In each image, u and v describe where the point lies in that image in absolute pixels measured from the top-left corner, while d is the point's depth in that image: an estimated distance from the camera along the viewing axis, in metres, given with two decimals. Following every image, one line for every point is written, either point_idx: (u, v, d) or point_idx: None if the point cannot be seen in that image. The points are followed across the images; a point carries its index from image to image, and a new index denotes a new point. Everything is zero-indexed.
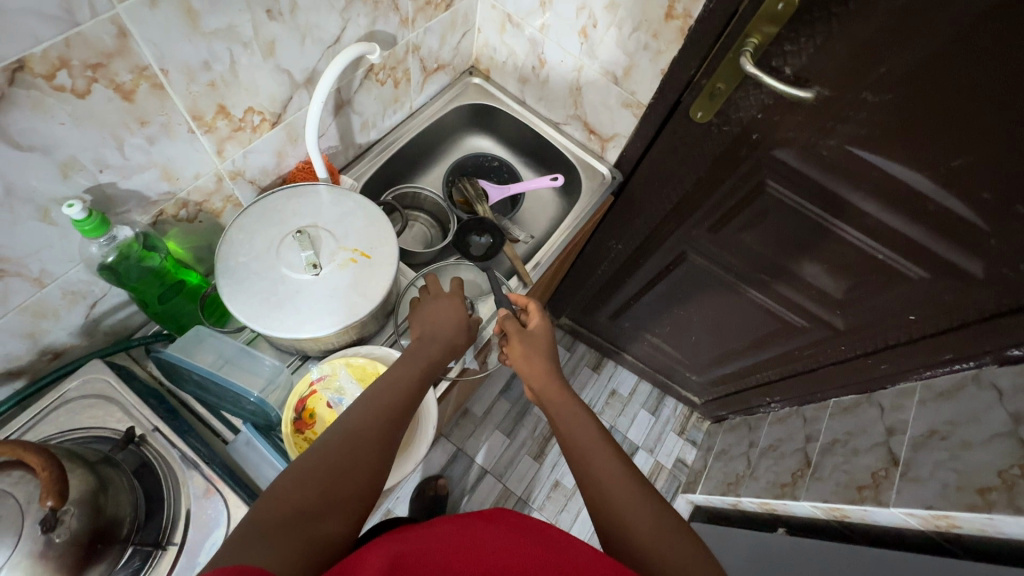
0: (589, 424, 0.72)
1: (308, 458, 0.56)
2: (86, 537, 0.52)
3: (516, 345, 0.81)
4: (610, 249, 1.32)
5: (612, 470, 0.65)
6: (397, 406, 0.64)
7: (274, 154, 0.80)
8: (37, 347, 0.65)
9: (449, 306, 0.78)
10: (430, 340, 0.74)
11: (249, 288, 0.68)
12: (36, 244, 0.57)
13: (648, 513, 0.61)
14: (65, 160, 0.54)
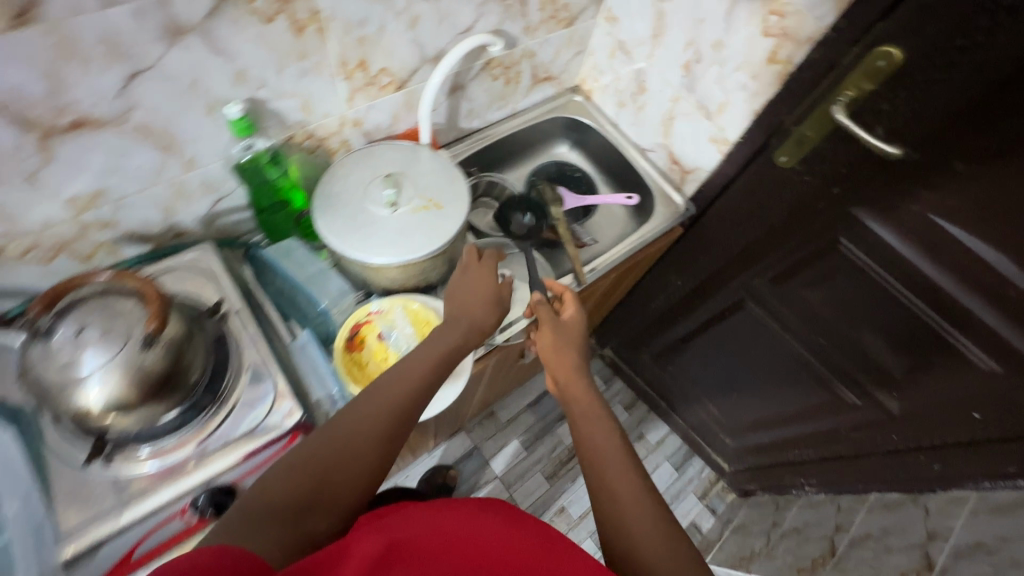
0: (613, 435, 0.70)
1: (305, 444, 0.58)
2: (169, 368, 0.62)
3: (548, 341, 0.78)
4: (671, 284, 1.33)
5: (632, 494, 0.63)
6: (404, 399, 0.63)
7: (390, 115, 0.91)
8: (168, 223, 0.78)
9: (482, 287, 0.74)
10: (450, 330, 0.71)
11: (337, 213, 0.79)
12: (196, 134, 0.70)
13: (662, 541, 0.60)
14: (239, 70, 0.67)
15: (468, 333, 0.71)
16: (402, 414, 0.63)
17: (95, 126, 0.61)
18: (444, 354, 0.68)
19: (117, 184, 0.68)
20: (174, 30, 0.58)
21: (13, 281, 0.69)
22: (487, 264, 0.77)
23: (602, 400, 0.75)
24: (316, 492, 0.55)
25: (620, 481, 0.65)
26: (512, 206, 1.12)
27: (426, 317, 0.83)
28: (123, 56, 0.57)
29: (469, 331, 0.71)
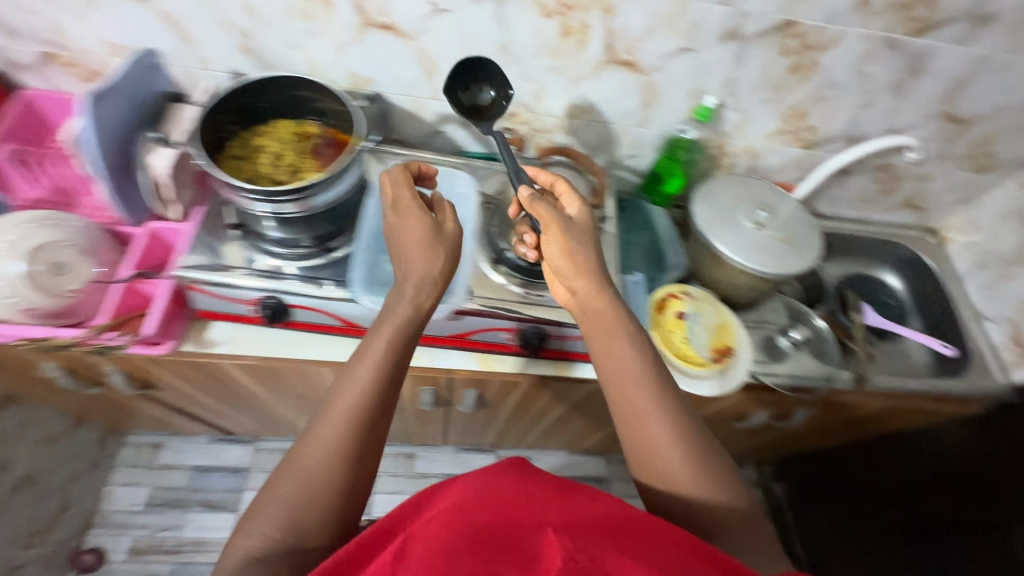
0: (674, 400, 0.59)
1: (271, 492, 0.54)
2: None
3: (572, 244, 0.66)
4: (926, 465, 1.10)
5: (690, 461, 0.56)
6: (368, 387, 0.59)
7: (779, 163, 1.04)
8: (591, 152, 1.02)
9: (420, 244, 0.68)
10: (392, 313, 0.64)
11: (713, 208, 0.97)
12: (666, 104, 0.92)
13: (727, 498, 0.55)
14: (732, 79, 0.86)
15: (412, 313, 0.65)
16: (376, 385, 0.60)
17: (631, 68, 0.85)
18: (395, 344, 0.62)
19: (600, 110, 0.93)
20: (728, 35, 0.79)
21: (497, 135, 0.99)
22: (414, 206, 0.69)
23: (643, 344, 0.63)
24: (303, 514, 0.53)
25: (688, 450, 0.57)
26: (462, 77, 0.80)
27: (726, 338, 0.93)
28: (689, 34, 0.79)
29: (418, 306, 0.65)
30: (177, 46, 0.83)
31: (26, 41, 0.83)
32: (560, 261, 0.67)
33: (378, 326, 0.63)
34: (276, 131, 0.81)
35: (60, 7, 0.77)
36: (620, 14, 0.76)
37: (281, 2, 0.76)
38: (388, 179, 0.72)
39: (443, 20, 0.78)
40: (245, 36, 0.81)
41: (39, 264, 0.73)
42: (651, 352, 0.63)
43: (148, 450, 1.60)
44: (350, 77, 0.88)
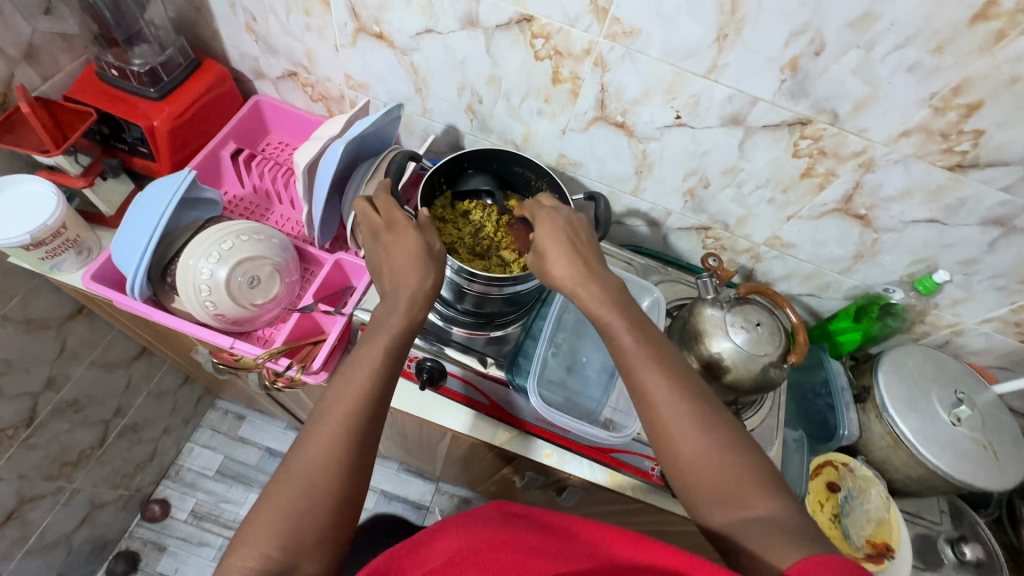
0: (681, 382, 0.53)
1: (266, 503, 0.51)
2: (752, 383, 0.74)
3: (548, 238, 0.60)
4: None
5: (701, 434, 0.51)
6: (375, 374, 0.58)
7: (982, 347, 0.93)
8: (770, 280, 0.95)
9: (410, 256, 0.64)
10: (386, 323, 0.61)
11: (904, 383, 0.86)
12: (880, 262, 0.83)
13: (737, 466, 0.49)
14: (972, 259, 0.77)
15: (411, 311, 0.62)
16: (379, 370, 0.58)
17: (860, 221, 0.78)
18: (396, 342, 0.60)
19: (804, 247, 0.86)
20: (993, 221, 0.70)
21: (680, 240, 0.94)
22: (399, 219, 0.66)
23: (628, 315, 0.57)
24: (311, 516, 0.51)
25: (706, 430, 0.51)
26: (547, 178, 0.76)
27: (883, 533, 0.82)
28: (947, 209, 0.71)
29: (411, 314, 0.62)
30: (409, 92, 0.85)
31: (279, 58, 0.88)
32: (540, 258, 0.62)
33: (374, 332, 0.61)
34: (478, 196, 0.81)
35: (320, 39, 0.81)
36: (878, 173, 0.70)
37: (526, 81, 0.76)
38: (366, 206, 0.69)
39: (679, 132, 0.74)
40: (476, 100, 0.82)
41: (238, 274, 0.75)
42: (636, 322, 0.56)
43: (231, 418, 1.64)
44: (557, 156, 0.87)
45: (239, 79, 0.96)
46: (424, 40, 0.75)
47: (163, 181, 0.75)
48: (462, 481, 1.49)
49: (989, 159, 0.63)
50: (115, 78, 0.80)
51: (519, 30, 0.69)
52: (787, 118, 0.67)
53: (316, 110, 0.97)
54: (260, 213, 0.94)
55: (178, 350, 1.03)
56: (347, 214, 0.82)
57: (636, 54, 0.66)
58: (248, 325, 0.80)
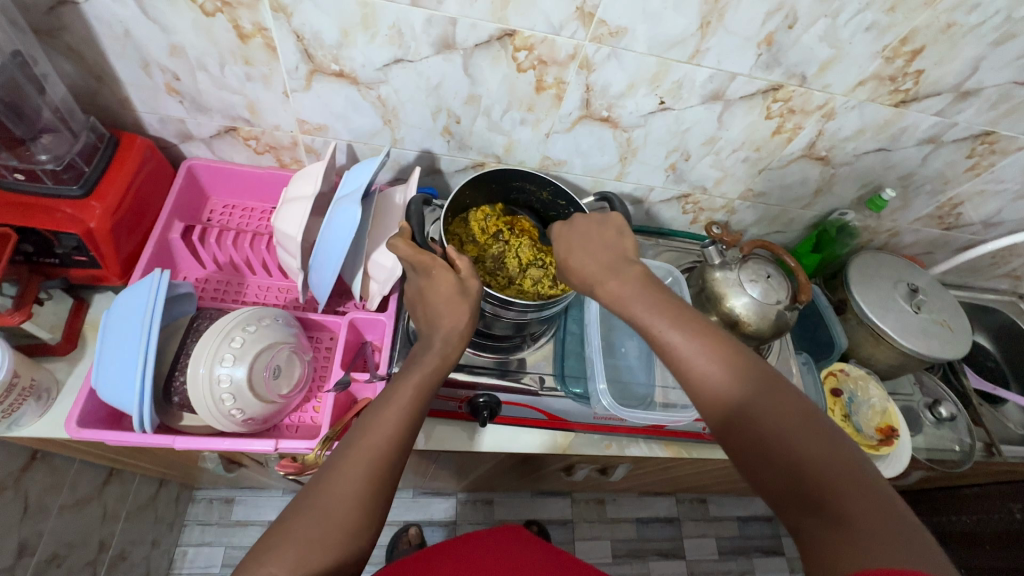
0: (728, 368, 0.51)
1: (288, 527, 0.48)
2: (772, 331, 0.82)
3: (585, 254, 0.64)
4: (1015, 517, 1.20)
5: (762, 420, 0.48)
6: (408, 406, 0.56)
7: (914, 240, 1.09)
8: (743, 227, 1.04)
9: (440, 296, 0.63)
10: (422, 359, 0.61)
11: (871, 289, 0.99)
12: (836, 191, 0.94)
13: (815, 460, 0.45)
14: (910, 174, 0.89)
15: (445, 351, 0.62)
16: (417, 403, 0.57)
17: (821, 162, 0.87)
18: (426, 382, 0.59)
19: (772, 194, 0.95)
20: (927, 140, 0.82)
21: (662, 210, 0.99)
22: (435, 262, 0.62)
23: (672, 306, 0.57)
24: (321, 547, 0.47)
25: (748, 398, 0.49)
26: (555, 194, 0.78)
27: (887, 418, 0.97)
28: (892, 138, 0.82)
29: (445, 356, 0.61)
30: (378, 126, 0.79)
31: (212, 115, 0.77)
32: (580, 266, 0.63)
33: (408, 369, 0.60)
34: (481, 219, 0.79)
35: (266, 87, 0.72)
36: (838, 119, 0.78)
37: (508, 95, 0.74)
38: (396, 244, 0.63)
39: (662, 116, 0.77)
40: (453, 121, 0.78)
41: (261, 368, 0.67)
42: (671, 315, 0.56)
43: (219, 504, 1.48)
44: (541, 159, 0.86)
45: (161, 145, 0.83)
46: (393, 71, 0.70)
47: (134, 290, 0.64)
48: (487, 486, 1.49)
49: (926, 92, 0.73)
50: (21, 183, 0.65)
51: (501, 46, 0.66)
52: (761, 87, 0.72)
53: (263, 162, 0.87)
54: (234, 290, 0.84)
55: (171, 459, 0.91)
56: (352, 277, 0.76)
57: (620, 52, 0.67)
58: (276, 419, 0.72)
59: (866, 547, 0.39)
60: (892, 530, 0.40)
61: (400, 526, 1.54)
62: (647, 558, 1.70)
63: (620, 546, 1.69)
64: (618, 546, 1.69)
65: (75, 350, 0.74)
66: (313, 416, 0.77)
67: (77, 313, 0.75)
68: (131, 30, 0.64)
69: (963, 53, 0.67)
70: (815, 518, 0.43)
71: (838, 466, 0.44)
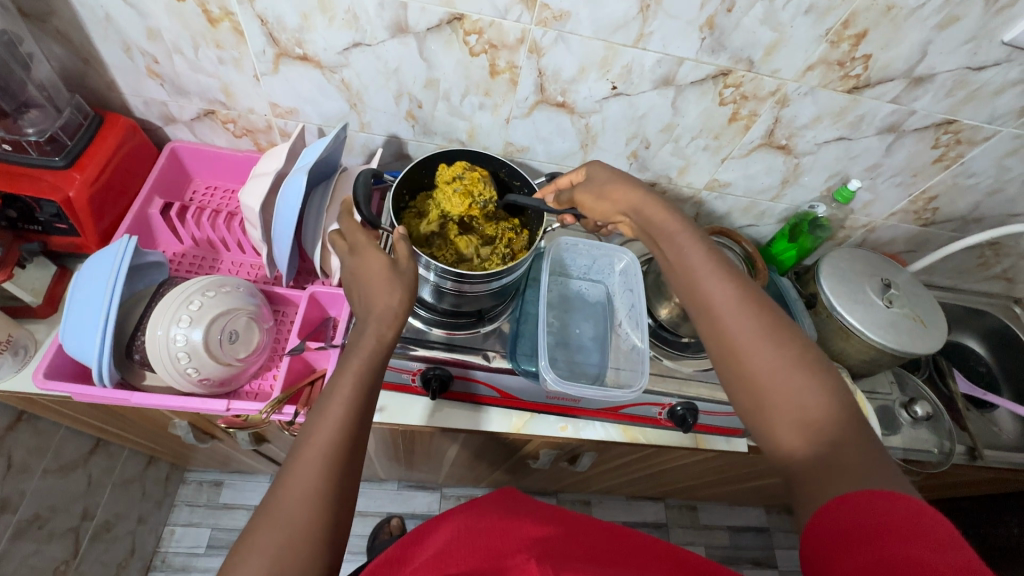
0: (751, 307, 0.53)
1: (249, 541, 0.45)
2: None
3: (615, 189, 0.65)
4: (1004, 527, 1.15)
5: (779, 358, 0.51)
6: (350, 397, 0.54)
7: (893, 236, 1.07)
8: (713, 219, 1.04)
9: (378, 276, 0.61)
10: (354, 347, 0.57)
11: (842, 283, 0.98)
12: (803, 182, 0.94)
13: (815, 403, 0.48)
14: (876, 165, 0.89)
15: (382, 332, 0.58)
16: (358, 396, 0.54)
17: (783, 151, 0.87)
18: (368, 367, 0.56)
19: (738, 184, 0.95)
20: (887, 128, 0.82)
21: None
22: (373, 246, 0.63)
23: (705, 242, 0.59)
24: (292, 552, 0.46)
25: (763, 339, 0.52)
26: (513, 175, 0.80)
27: None
28: (851, 126, 0.82)
29: (382, 338, 0.58)
30: (345, 110, 0.83)
31: (191, 98, 0.82)
32: (616, 196, 0.65)
33: (344, 357, 0.57)
34: (448, 178, 0.75)
35: (238, 71, 0.77)
36: (792, 106, 0.79)
37: (464, 79, 0.77)
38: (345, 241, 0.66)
39: (617, 102, 0.79)
40: (415, 105, 0.82)
41: (215, 332, 0.71)
42: (706, 248, 0.58)
43: (208, 487, 1.52)
44: (504, 145, 0.89)
45: (147, 127, 0.88)
46: (353, 55, 0.74)
47: (102, 254, 0.69)
48: (468, 480, 1.49)
49: (878, 78, 0.73)
50: (9, 153, 0.72)
51: (451, 30, 0.70)
52: (710, 71, 0.74)
53: (242, 146, 0.92)
54: (208, 265, 0.88)
55: (148, 427, 0.95)
56: (311, 250, 0.79)
57: (567, 36, 0.70)
58: (235, 383, 0.75)
59: (859, 482, 0.43)
60: (877, 473, 0.43)
61: (382, 517, 1.55)
62: None
63: None
64: None
65: (55, 314, 0.79)
66: (272, 384, 0.80)
67: (59, 280, 0.80)
68: (112, 15, 0.69)
69: (909, 37, 0.68)
70: (810, 454, 0.47)
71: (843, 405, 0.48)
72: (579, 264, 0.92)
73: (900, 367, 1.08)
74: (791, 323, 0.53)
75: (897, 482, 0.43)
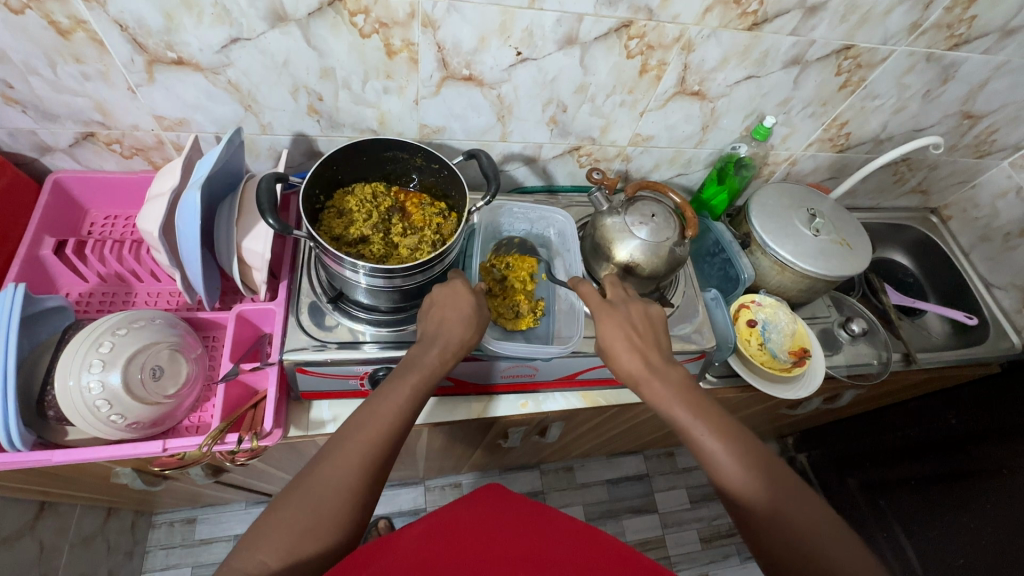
0: (766, 467, 0.57)
1: (280, 517, 0.51)
2: (666, 267, 0.82)
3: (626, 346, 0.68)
4: (943, 422, 1.24)
5: (801, 518, 0.53)
6: (402, 408, 0.60)
7: (814, 166, 1.11)
8: (643, 174, 1.04)
9: (460, 311, 0.68)
10: (420, 363, 0.64)
11: (772, 218, 1.00)
12: (722, 125, 0.95)
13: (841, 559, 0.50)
14: (787, 99, 0.91)
15: (444, 357, 0.66)
16: (407, 408, 0.61)
17: (697, 97, 0.87)
18: (419, 389, 0.62)
19: (661, 136, 0.95)
20: (790, 61, 0.83)
21: (558, 166, 0.99)
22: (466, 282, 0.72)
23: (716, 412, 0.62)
24: (314, 535, 0.51)
25: (787, 503, 0.54)
26: (430, 158, 0.77)
27: (799, 341, 1.01)
28: (757, 63, 0.82)
29: (441, 364, 0.65)
30: (239, 113, 0.77)
31: (63, 123, 0.75)
32: (624, 358, 0.68)
33: (405, 370, 0.63)
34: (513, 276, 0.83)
35: (109, 85, 0.70)
36: (698, 51, 0.78)
37: (360, 64, 0.73)
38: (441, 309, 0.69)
39: (525, 68, 0.77)
40: (315, 98, 0.77)
41: (135, 372, 0.66)
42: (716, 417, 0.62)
43: (181, 526, 1.45)
44: (419, 128, 0.85)
45: (20, 161, 0.80)
46: (234, 51, 0.68)
47: None
48: (448, 469, 1.49)
49: (774, 12, 0.74)
50: None
51: (335, 12, 0.65)
52: (612, 25, 0.72)
53: (135, 166, 0.85)
54: (121, 300, 0.82)
55: (91, 481, 0.89)
56: (229, 268, 0.74)
57: (459, 5, 0.66)
58: (170, 421, 0.71)
59: None
60: None
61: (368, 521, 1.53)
62: (620, 516, 1.73)
63: (592, 509, 1.71)
64: (590, 509, 1.72)
65: None
66: (213, 414, 0.76)
67: None
68: None
69: None
70: None
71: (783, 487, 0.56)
72: (517, 229, 0.92)
73: (837, 291, 1.14)
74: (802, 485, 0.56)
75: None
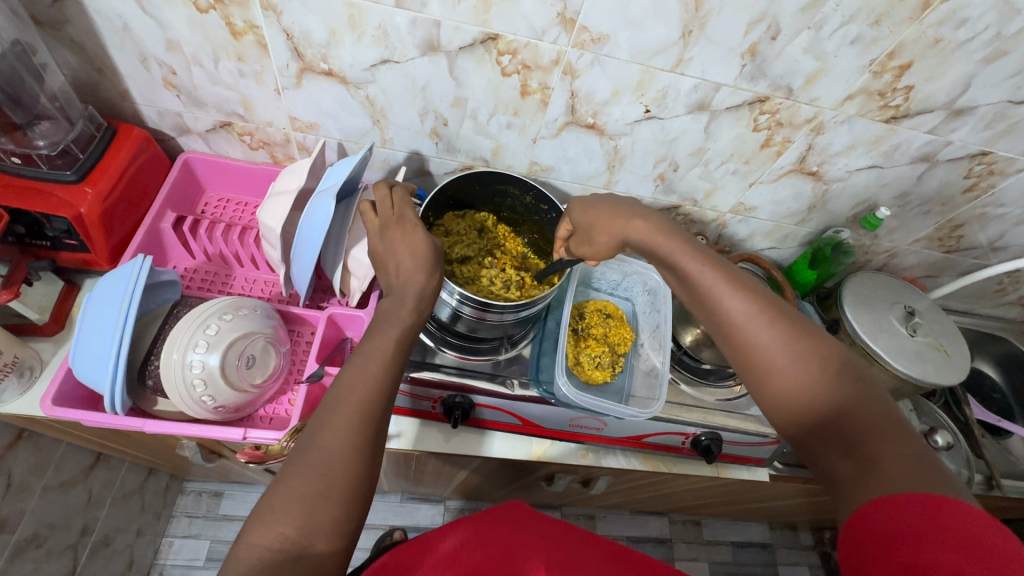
0: (780, 329, 0.53)
1: (282, 491, 0.45)
2: None
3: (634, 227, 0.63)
4: None
5: (816, 378, 0.50)
6: (389, 362, 0.54)
7: (915, 261, 1.06)
8: (736, 241, 1.02)
9: (411, 252, 0.61)
10: (396, 319, 0.58)
11: (866, 310, 0.96)
12: (831, 208, 0.93)
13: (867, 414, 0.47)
14: (906, 193, 0.88)
15: (419, 309, 0.59)
16: (392, 364, 0.55)
17: (813, 177, 0.85)
18: (406, 337, 0.57)
19: (764, 208, 0.93)
20: (920, 158, 0.80)
21: None
22: (397, 208, 0.65)
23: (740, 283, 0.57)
24: (326, 499, 0.45)
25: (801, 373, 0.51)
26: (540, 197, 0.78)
27: None
28: (885, 155, 0.80)
29: (419, 310, 0.59)
30: (367, 125, 0.80)
31: (207, 110, 0.80)
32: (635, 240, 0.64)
33: (382, 325, 0.57)
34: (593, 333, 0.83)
35: (259, 84, 0.74)
36: (827, 134, 0.77)
37: (493, 98, 0.75)
38: (385, 252, 0.63)
39: (649, 125, 0.77)
40: (441, 122, 0.79)
41: (233, 358, 0.68)
42: (735, 289, 0.56)
43: (208, 498, 1.48)
44: (529, 164, 0.86)
45: (160, 138, 0.86)
46: (380, 71, 0.71)
47: (117, 272, 0.66)
48: (473, 496, 1.47)
49: (917, 109, 0.72)
50: (17, 166, 0.69)
51: (485, 49, 0.68)
52: (748, 98, 0.72)
53: (258, 158, 0.89)
54: (221, 282, 0.85)
55: (153, 446, 0.92)
56: (332, 271, 0.77)
57: (604, 59, 0.68)
58: (249, 409, 0.73)
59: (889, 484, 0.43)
60: (904, 472, 0.43)
61: (385, 530, 1.52)
62: None
63: None
64: None
65: (62, 331, 0.76)
66: (288, 410, 0.77)
67: (66, 296, 0.77)
68: (129, 24, 0.66)
69: (953, 70, 0.67)
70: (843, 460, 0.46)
71: (842, 369, 0.50)
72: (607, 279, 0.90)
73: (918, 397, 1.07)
74: (816, 340, 0.52)
75: (951, 488, 0.40)
